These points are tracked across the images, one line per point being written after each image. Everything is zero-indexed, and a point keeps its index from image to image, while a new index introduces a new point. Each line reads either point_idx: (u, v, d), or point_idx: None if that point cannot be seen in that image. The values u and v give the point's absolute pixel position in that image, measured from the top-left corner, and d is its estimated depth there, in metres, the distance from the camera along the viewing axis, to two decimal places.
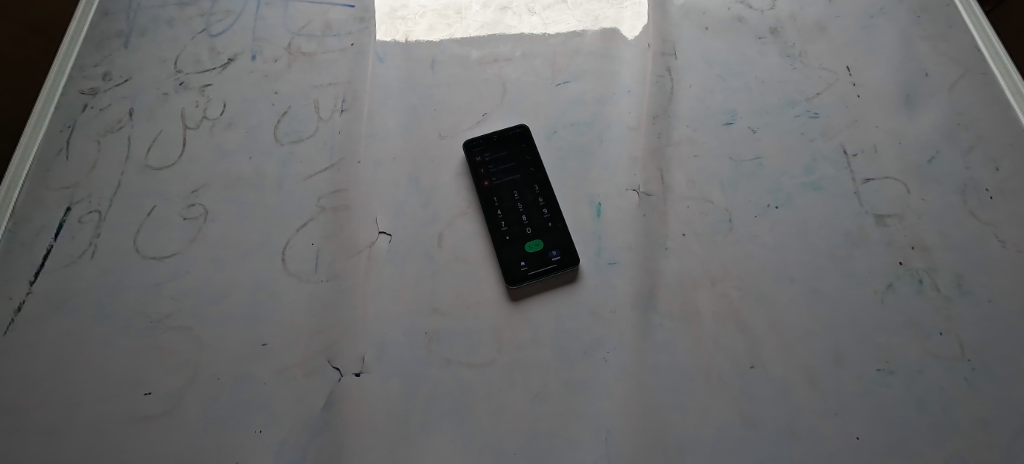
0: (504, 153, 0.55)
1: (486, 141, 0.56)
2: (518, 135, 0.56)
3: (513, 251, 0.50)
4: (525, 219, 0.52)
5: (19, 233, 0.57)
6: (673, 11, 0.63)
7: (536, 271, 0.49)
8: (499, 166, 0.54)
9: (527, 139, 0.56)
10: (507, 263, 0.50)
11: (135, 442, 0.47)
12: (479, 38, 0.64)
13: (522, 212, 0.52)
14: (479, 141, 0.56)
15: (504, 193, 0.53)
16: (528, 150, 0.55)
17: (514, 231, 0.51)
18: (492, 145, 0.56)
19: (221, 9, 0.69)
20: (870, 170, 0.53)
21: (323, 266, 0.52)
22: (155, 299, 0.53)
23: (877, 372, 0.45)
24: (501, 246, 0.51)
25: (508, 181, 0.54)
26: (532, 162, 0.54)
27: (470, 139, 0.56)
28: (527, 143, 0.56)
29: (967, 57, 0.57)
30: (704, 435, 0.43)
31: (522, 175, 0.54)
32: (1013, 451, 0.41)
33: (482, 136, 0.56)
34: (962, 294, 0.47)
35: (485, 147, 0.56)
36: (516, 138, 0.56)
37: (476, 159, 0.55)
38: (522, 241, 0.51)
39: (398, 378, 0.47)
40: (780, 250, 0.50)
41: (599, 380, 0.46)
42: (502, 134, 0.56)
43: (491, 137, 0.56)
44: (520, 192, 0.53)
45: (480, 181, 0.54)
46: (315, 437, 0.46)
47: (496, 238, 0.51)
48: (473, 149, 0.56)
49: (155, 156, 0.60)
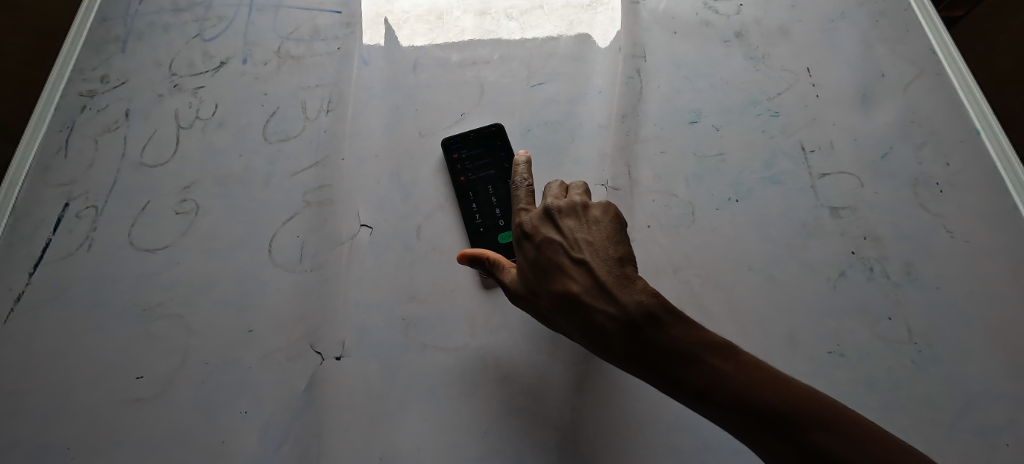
0: (481, 150, 0.58)
1: (463, 138, 0.59)
2: (494, 133, 0.59)
3: (486, 243, 0.53)
4: (498, 212, 0.54)
5: (19, 227, 0.60)
6: (644, 16, 0.66)
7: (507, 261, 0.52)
8: (475, 163, 0.57)
9: (502, 137, 0.58)
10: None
11: (128, 423, 0.50)
12: (460, 42, 0.67)
13: (496, 205, 0.55)
14: (457, 138, 0.59)
15: (480, 188, 0.56)
16: (503, 146, 0.58)
17: (487, 224, 0.54)
18: (470, 142, 0.58)
19: (215, 15, 0.72)
20: (826, 165, 0.55)
21: (307, 257, 0.55)
22: (148, 289, 0.56)
23: (828, 355, 0.47)
24: (476, 238, 0.54)
25: (484, 176, 0.56)
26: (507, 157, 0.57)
27: (448, 137, 0.59)
28: (503, 140, 0.58)
29: (922, 58, 0.60)
30: (663, 414, 0.46)
31: (497, 171, 0.56)
32: (952, 427, 0.44)
33: (460, 134, 0.59)
34: (911, 281, 0.50)
35: (463, 144, 0.58)
36: (493, 135, 0.59)
37: (454, 155, 0.58)
38: (495, 233, 0.53)
39: (377, 362, 0.50)
40: (739, 240, 0.52)
41: (566, 363, 0.49)
42: (479, 132, 0.59)
43: (468, 134, 0.59)
44: (494, 187, 0.56)
45: (456, 177, 0.57)
46: (298, 417, 0.48)
47: (471, 230, 0.54)
48: (451, 147, 0.58)
49: (150, 154, 0.63)
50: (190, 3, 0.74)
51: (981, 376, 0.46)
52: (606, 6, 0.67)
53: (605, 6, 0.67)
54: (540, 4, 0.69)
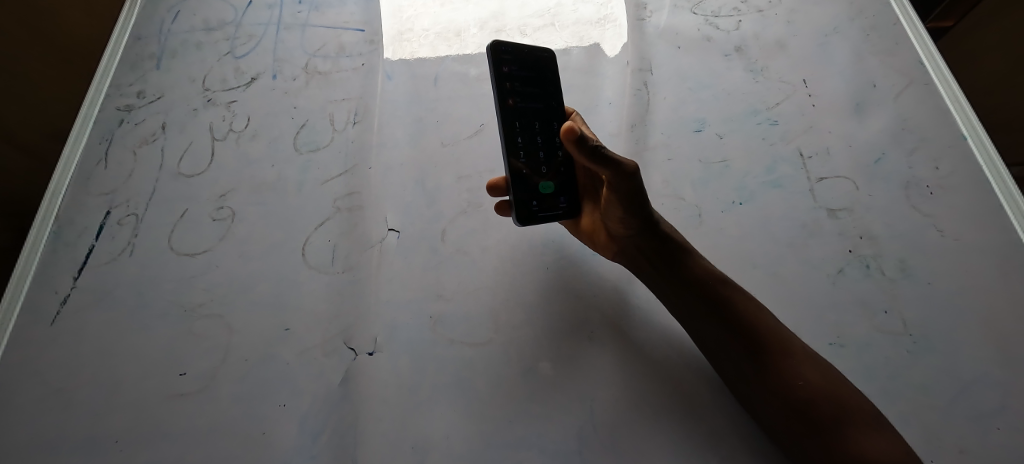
0: (529, 75, 0.57)
1: (513, 54, 0.56)
2: (543, 61, 0.58)
3: (528, 188, 0.53)
4: (541, 156, 0.55)
5: (63, 235, 0.63)
6: (650, 32, 0.70)
7: (546, 213, 0.53)
8: (523, 87, 0.56)
9: (551, 67, 0.58)
10: (520, 201, 0.52)
11: (173, 416, 0.53)
12: (477, 57, 0.71)
13: (540, 152, 0.55)
14: (510, 51, 0.56)
15: (525, 120, 0.55)
16: (548, 79, 0.58)
17: (530, 165, 0.54)
18: (519, 60, 0.57)
19: (245, 34, 0.76)
20: (823, 170, 0.59)
21: (339, 259, 0.59)
22: (189, 290, 0.59)
23: (829, 346, 0.51)
24: (517, 178, 0.53)
25: (531, 108, 0.56)
26: (553, 92, 0.57)
27: (499, 45, 0.55)
28: (552, 72, 0.58)
29: (912, 70, 0.64)
30: (677, 400, 0.49)
31: (545, 111, 0.57)
32: (948, 412, 0.47)
33: (512, 45, 0.56)
34: (905, 277, 0.53)
35: (512, 61, 0.56)
36: (541, 63, 0.58)
37: (502, 70, 0.55)
38: (537, 179, 0.54)
39: (407, 357, 0.53)
40: (744, 241, 0.56)
41: (585, 354, 0.52)
42: (528, 53, 0.57)
43: (519, 52, 0.57)
44: (540, 124, 0.56)
45: (504, 95, 0.54)
46: (334, 409, 0.52)
47: (514, 170, 0.53)
48: (500, 61, 0.55)
49: (186, 164, 0.67)
50: (220, 23, 0.78)
51: (972, 365, 0.49)
52: (613, 23, 0.72)
53: (613, 22, 0.72)
54: (552, 21, 0.73)
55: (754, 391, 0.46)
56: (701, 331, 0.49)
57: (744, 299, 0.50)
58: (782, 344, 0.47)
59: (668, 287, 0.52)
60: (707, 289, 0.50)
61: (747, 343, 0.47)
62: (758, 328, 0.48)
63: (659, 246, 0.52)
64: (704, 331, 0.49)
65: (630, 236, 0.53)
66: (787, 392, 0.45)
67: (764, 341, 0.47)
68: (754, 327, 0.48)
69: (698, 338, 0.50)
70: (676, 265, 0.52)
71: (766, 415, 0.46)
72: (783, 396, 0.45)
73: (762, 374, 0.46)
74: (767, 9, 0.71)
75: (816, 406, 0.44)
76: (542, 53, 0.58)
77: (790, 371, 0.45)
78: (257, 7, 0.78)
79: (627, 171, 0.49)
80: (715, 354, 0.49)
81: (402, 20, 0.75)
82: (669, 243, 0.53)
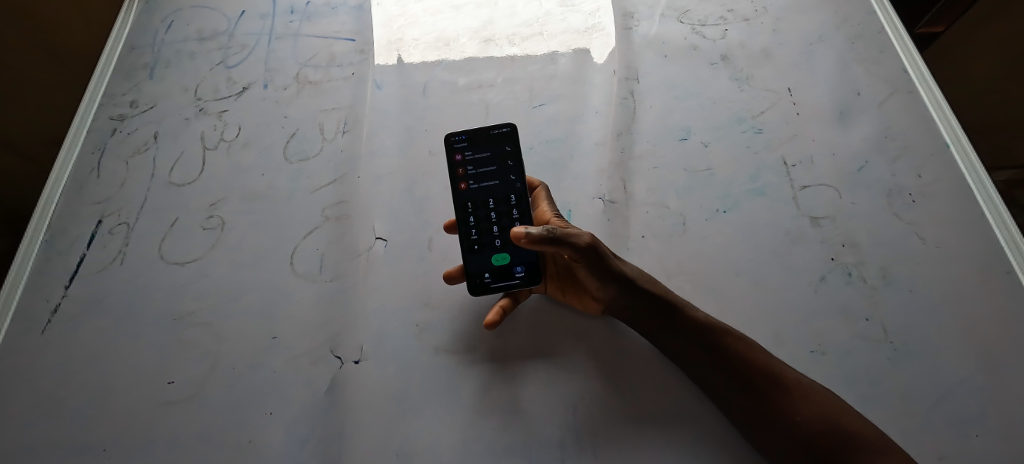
0: (487, 154, 0.54)
1: (469, 138, 0.55)
2: (502, 136, 0.54)
3: (480, 261, 0.53)
4: (496, 231, 0.53)
5: (56, 243, 0.64)
6: (637, 41, 0.71)
7: (499, 283, 0.52)
8: (477, 166, 0.54)
9: (511, 142, 0.54)
10: (472, 273, 0.53)
11: (161, 424, 0.53)
12: (466, 66, 0.72)
13: (494, 222, 0.53)
14: (466, 137, 0.54)
15: (480, 200, 0.53)
16: (507, 154, 0.54)
17: (483, 242, 0.53)
18: (475, 143, 0.55)
19: (237, 43, 0.77)
20: (807, 178, 0.60)
21: (327, 268, 0.59)
22: (179, 299, 0.60)
23: (811, 353, 0.51)
24: (467, 255, 0.53)
25: (486, 184, 0.54)
26: (513, 169, 0.54)
27: (452, 135, 0.54)
28: (512, 145, 0.54)
29: (895, 78, 0.65)
30: (660, 408, 0.50)
31: (501, 184, 0.54)
32: (928, 419, 0.47)
33: (467, 131, 0.54)
34: (887, 284, 0.54)
35: (467, 145, 0.54)
36: (499, 139, 0.54)
37: (456, 156, 0.54)
38: (488, 253, 0.53)
39: (393, 366, 0.54)
40: (727, 249, 0.57)
41: (570, 363, 0.53)
42: (486, 131, 0.55)
43: (475, 133, 0.55)
44: (495, 201, 0.53)
45: (456, 178, 0.54)
46: (320, 417, 0.52)
47: (466, 246, 0.53)
48: (454, 146, 0.54)
49: (178, 173, 0.68)
50: (214, 32, 0.79)
51: (953, 372, 0.49)
52: (601, 32, 0.72)
53: (601, 32, 0.73)
54: (541, 30, 0.74)
55: (756, 423, 0.45)
56: (697, 370, 0.48)
57: (735, 336, 0.48)
58: (780, 379, 0.45)
59: (657, 337, 0.50)
60: (695, 333, 0.48)
61: (742, 380, 0.46)
62: (752, 364, 0.46)
63: (637, 307, 0.50)
64: (699, 369, 0.48)
65: (607, 299, 0.51)
66: (788, 427, 0.43)
67: (758, 378, 0.45)
68: (747, 364, 0.46)
69: (695, 375, 0.48)
70: (660, 321, 0.50)
71: (772, 447, 0.44)
72: (786, 431, 0.43)
73: (761, 411, 0.44)
74: (753, 18, 0.72)
75: (822, 440, 0.42)
76: (500, 130, 0.54)
77: (790, 407, 0.44)
78: (250, 17, 0.79)
79: (579, 247, 0.47)
80: (713, 389, 0.47)
81: (393, 29, 0.76)
82: (647, 302, 0.50)
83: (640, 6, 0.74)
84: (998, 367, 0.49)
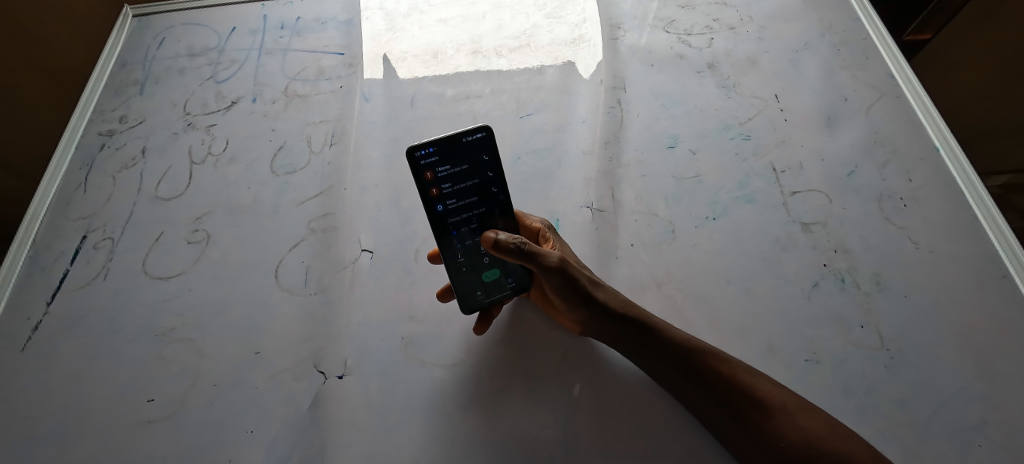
0: (463, 167, 0.50)
1: (438, 151, 0.49)
2: (477, 144, 0.50)
3: (469, 281, 0.51)
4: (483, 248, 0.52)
5: (39, 259, 0.64)
6: (623, 51, 0.71)
7: (492, 298, 0.52)
8: (456, 182, 0.50)
9: (488, 149, 0.50)
10: (463, 292, 0.51)
11: (139, 444, 0.52)
12: (454, 78, 0.72)
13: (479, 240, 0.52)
14: (435, 150, 0.49)
15: (462, 218, 0.51)
16: (485, 163, 0.50)
17: (470, 262, 0.51)
18: (447, 155, 0.50)
19: (227, 59, 0.77)
20: (796, 184, 0.59)
21: (312, 281, 0.58)
22: (162, 314, 0.59)
23: (805, 362, 0.50)
24: (455, 277, 0.51)
25: (467, 200, 0.51)
26: (495, 181, 0.51)
27: (418, 149, 0.48)
28: (489, 154, 0.50)
29: (881, 83, 0.65)
30: (648, 423, 0.49)
31: (483, 200, 0.51)
32: (927, 430, 0.46)
33: (435, 143, 0.49)
34: (880, 290, 0.52)
35: (438, 160, 0.49)
36: (473, 147, 0.50)
37: (427, 174, 0.49)
38: (477, 272, 0.51)
39: (377, 380, 0.53)
40: (716, 256, 0.56)
41: (555, 377, 0.51)
42: (456, 141, 0.49)
43: (445, 144, 0.49)
44: (479, 219, 0.51)
45: (432, 201, 0.50)
46: (301, 435, 0.51)
47: (453, 269, 0.51)
48: (422, 164, 0.49)
49: (164, 187, 0.67)
50: (204, 48, 0.79)
51: (952, 380, 0.48)
52: (588, 43, 0.73)
53: (587, 42, 0.73)
54: (528, 42, 0.74)
55: (742, 446, 0.44)
56: (681, 391, 0.47)
57: (719, 358, 0.46)
58: (765, 403, 0.43)
59: (640, 360, 0.48)
60: (676, 357, 0.46)
61: (725, 405, 0.44)
62: (736, 388, 0.44)
63: (614, 332, 0.48)
64: (683, 390, 0.47)
65: (584, 321, 0.50)
66: (772, 453, 0.42)
67: (741, 402, 0.43)
68: (731, 388, 0.44)
69: (680, 396, 0.47)
70: (637, 347, 0.48)
71: None
72: (770, 457, 0.42)
73: (744, 435, 0.43)
74: (739, 26, 0.73)
75: None
76: (473, 137, 0.50)
77: (772, 430, 0.42)
78: (240, 33, 0.80)
79: (546, 268, 0.47)
80: (700, 411, 0.46)
81: (381, 43, 0.76)
82: (623, 327, 0.48)
83: (626, 17, 0.75)
84: (998, 376, 0.47)
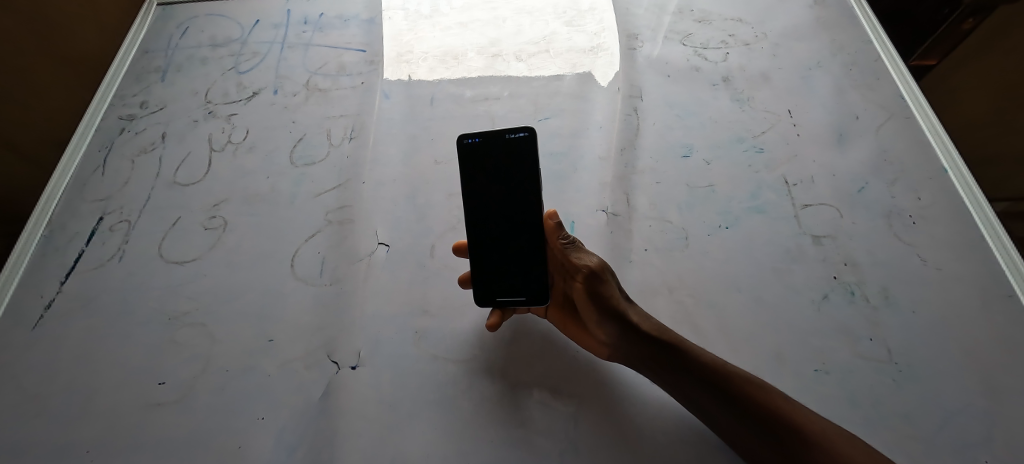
0: (503, 161, 0.51)
1: (482, 142, 0.51)
2: (518, 143, 0.51)
3: (488, 276, 0.52)
4: (508, 246, 0.52)
5: (53, 239, 0.64)
6: (640, 61, 0.73)
7: (506, 299, 0.52)
8: (493, 175, 0.51)
9: (528, 149, 0.51)
10: (479, 286, 0.52)
11: (149, 426, 0.52)
12: (473, 80, 0.73)
13: (506, 237, 0.52)
14: (480, 140, 0.51)
15: (492, 212, 0.52)
16: (525, 164, 0.51)
17: (493, 257, 0.52)
18: (490, 147, 0.51)
19: (249, 51, 0.78)
20: (807, 197, 0.60)
21: (327, 271, 0.59)
22: (175, 298, 0.59)
23: (814, 372, 0.50)
24: (477, 268, 0.52)
25: (501, 197, 0.51)
26: (531, 184, 0.51)
27: (465, 138, 0.51)
28: (529, 154, 0.51)
29: (891, 104, 0.66)
30: (659, 425, 0.49)
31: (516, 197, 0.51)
32: (932, 444, 0.47)
33: (481, 135, 0.51)
34: (888, 305, 0.53)
35: (481, 150, 0.51)
36: (515, 145, 0.51)
37: (469, 162, 0.52)
38: (499, 268, 0.52)
39: (389, 372, 0.53)
40: (729, 264, 0.57)
41: (569, 376, 0.52)
42: (500, 136, 0.51)
43: (490, 138, 0.51)
44: (509, 217, 0.52)
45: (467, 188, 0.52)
46: (312, 424, 0.51)
47: (475, 259, 0.52)
48: (467, 151, 0.51)
49: (182, 173, 0.68)
50: (226, 39, 0.80)
51: (957, 396, 0.49)
52: (606, 52, 0.74)
53: (605, 51, 0.74)
54: (547, 48, 0.76)
55: None
56: (713, 418, 0.45)
57: (756, 384, 0.45)
58: (802, 433, 0.42)
59: (672, 387, 0.47)
60: (711, 380, 0.45)
61: (763, 431, 0.43)
62: (773, 415, 0.43)
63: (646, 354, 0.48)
64: (716, 417, 0.45)
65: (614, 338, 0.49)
66: None
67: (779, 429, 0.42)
68: (768, 414, 0.43)
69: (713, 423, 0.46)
70: (668, 370, 0.47)
71: None
72: None
73: None
74: (753, 43, 0.74)
75: None
76: (516, 134, 0.51)
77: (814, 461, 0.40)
78: (263, 26, 0.81)
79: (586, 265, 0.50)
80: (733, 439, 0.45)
81: (402, 42, 0.77)
82: (658, 350, 0.47)
83: (643, 29, 0.76)
84: (1002, 393, 0.48)
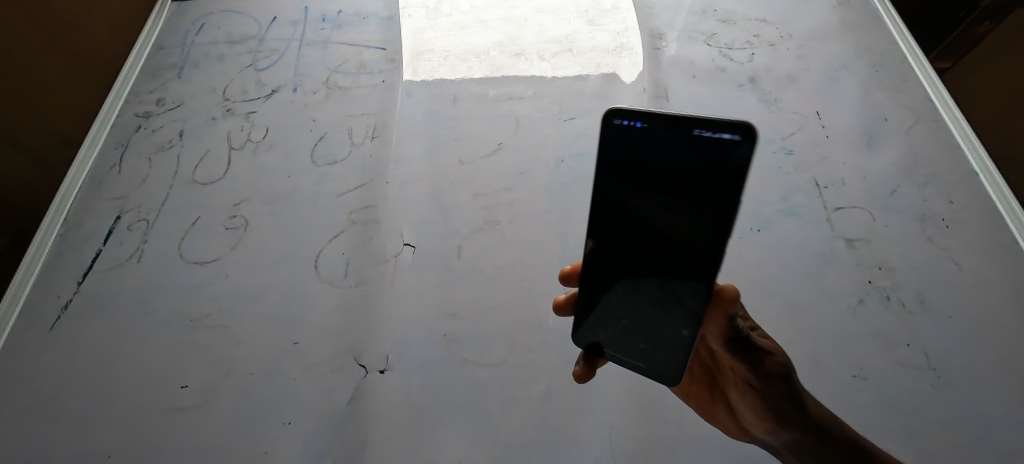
0: (668, 161, 0.36)
1: (646, 129, 0.36)
2: (712, 143, 0.34)
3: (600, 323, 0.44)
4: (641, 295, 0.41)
5: (70, 238, 0.63)
6: (665, 61, 0.72)
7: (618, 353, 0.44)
8: (643, 195, 0.37)
9: (723, 157, 0.34)
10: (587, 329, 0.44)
11: (173, 430, 0.51)
12: (496, 79, 0.72)
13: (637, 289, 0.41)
14: (647, 127, 0.36)
15: (637, 240, 0.39)
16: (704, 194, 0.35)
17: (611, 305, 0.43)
18: (654, 138, 0.36)
19: (267, 48, 0.77)
20: (838, 200, 0.60)
21: (352, 273, 0.58)
22: (197, 299, 0.58)
23: (852, 378, 0.50)
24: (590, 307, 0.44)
25: (648, 234, 0.38)
26: (706, 237, 0.36)
27: (616, 117, 0.36)
28: (713, 171, 0.34)
29: (920, 105, 0.65)
30: (698, 432, 0.48)
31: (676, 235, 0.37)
32: (973, 451, 0.46)
33: (647, 119, 0.36)
34: (925, 310, 0.53)
35: (638, 138, 0.37)
36: (702, 147, 0.34)
37: (614, 160, 0.38)
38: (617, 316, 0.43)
39: (418, 376, 0.52)
40: (761, 268, 0.56)
41: (603, 381, 0.51)
42: (682, 128, 0.35)
43: (660, 123, 0.35)
44: (659, 256, 0.38)
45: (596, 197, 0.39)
46: (340, 429, 0.50)
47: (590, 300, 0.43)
48: (615, 135, 0.37)
49: (201, 172, 0.66)
50: (243, 36, 0.79)
51: (998, 402, 0.48)
52: (630, 52, 0.73)
53: (629, 51, 0.73)
54: (569, 47, 0.75)
55: None
56: None
57: None
58: None
59: None
60: None
61: None
62: None
63: (785, 421, 0.44)
64: None
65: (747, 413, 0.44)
66: None
67: None
68: None
69: None
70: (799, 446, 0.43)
71: None
72: None
73: None
74: (778, 43, 0.74)
75: None
76: (710, 132, 0.34)
77: None
78: (280, 23, 0.80)
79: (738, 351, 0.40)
80: None
81: (423, 40, 0.76)
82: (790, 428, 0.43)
83: (666, 28, 0.76)
84: None
